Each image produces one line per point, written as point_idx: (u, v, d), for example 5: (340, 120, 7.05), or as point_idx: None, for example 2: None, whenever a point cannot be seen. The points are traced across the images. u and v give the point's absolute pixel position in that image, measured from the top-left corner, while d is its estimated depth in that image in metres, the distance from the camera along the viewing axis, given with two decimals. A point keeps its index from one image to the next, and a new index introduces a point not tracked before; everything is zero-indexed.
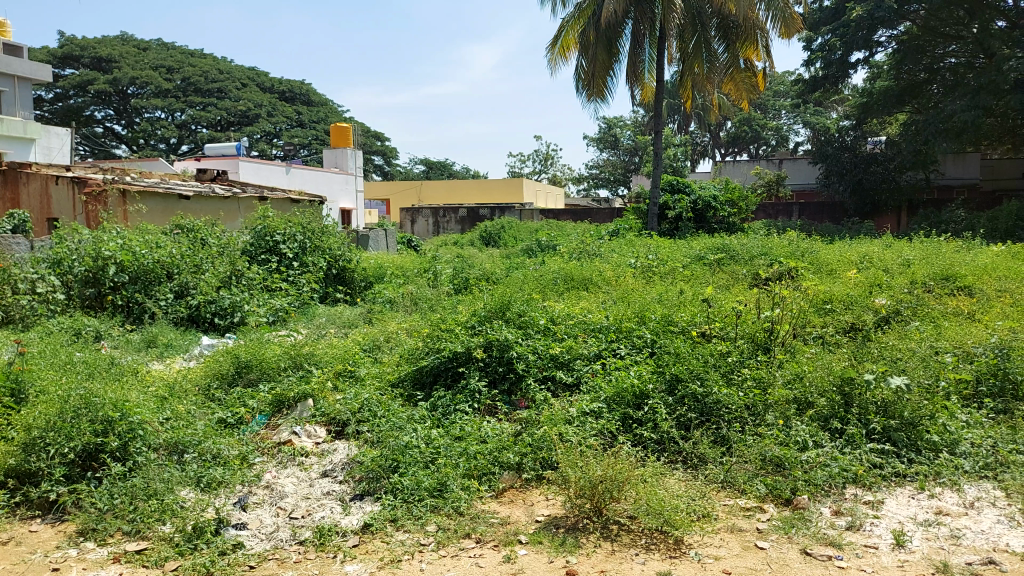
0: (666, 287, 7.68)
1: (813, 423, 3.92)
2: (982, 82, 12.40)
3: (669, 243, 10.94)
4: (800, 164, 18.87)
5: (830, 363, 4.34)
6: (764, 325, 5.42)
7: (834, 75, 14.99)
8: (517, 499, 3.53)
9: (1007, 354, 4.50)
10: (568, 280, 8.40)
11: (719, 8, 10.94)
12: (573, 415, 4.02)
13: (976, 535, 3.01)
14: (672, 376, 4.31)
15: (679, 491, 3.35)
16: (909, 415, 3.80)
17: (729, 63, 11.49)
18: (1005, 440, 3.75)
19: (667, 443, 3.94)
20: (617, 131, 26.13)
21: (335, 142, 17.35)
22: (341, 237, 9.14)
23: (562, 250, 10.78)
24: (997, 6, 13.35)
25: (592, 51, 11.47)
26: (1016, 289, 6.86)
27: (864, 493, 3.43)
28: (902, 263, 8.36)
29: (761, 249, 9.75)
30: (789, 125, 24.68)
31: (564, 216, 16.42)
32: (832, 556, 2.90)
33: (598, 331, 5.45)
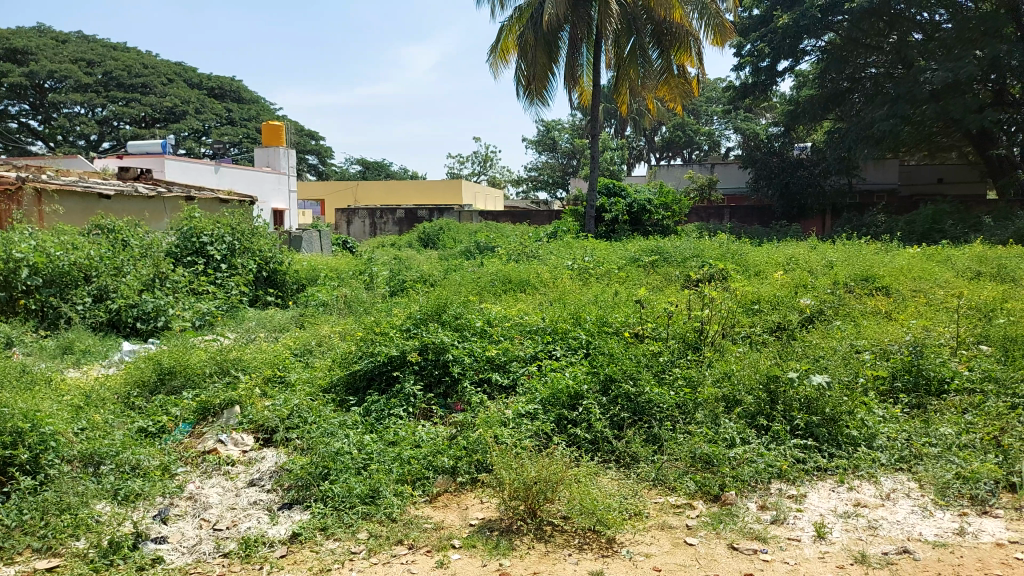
0: (601, 289, 7.75)
1: (740, 421, 4.02)
2: (900, 92, 13.16)
3: (605, 245, 11.07)
4: (730, 169, 19.46)
5: (757, 362, 4.47)
6: (694, 325, 5.55)
7: (763, 82, 15.63)
8: (451, 503, 3.49)
9: (920, 352, 4.73)
10: (505, 282, 8.41)
11: (654, 15, 11.15)
12: (508, 416, 4.01)
13: (893, 525, 3.13)
14: (605, 376, 4.35)
15: (611, 491, 3.38)
16: (830, 411, 3.95)
17: (663, 69, 11.71)
18: (918, 434, 3.93)
19: (601, 442, 3.97)
20: (555, 134, 26.27)
21: (268, 141, 16.90)
22: (272, 238, 8.90)
23: (501, 253, 10.76)
24: (914, 19, 14.01)
25: (531, 54, 11.53)
26: (930, 289, 7.25)
27: (788, 487, 3.54)
28: (825, 264, 8.70)
29: (694, 251, 9.98)
30: (720, 130, 25.40)
31: (503, 217, 16.43)
32: (758, 549, 2.97)
33: (534, 333, 5.45)
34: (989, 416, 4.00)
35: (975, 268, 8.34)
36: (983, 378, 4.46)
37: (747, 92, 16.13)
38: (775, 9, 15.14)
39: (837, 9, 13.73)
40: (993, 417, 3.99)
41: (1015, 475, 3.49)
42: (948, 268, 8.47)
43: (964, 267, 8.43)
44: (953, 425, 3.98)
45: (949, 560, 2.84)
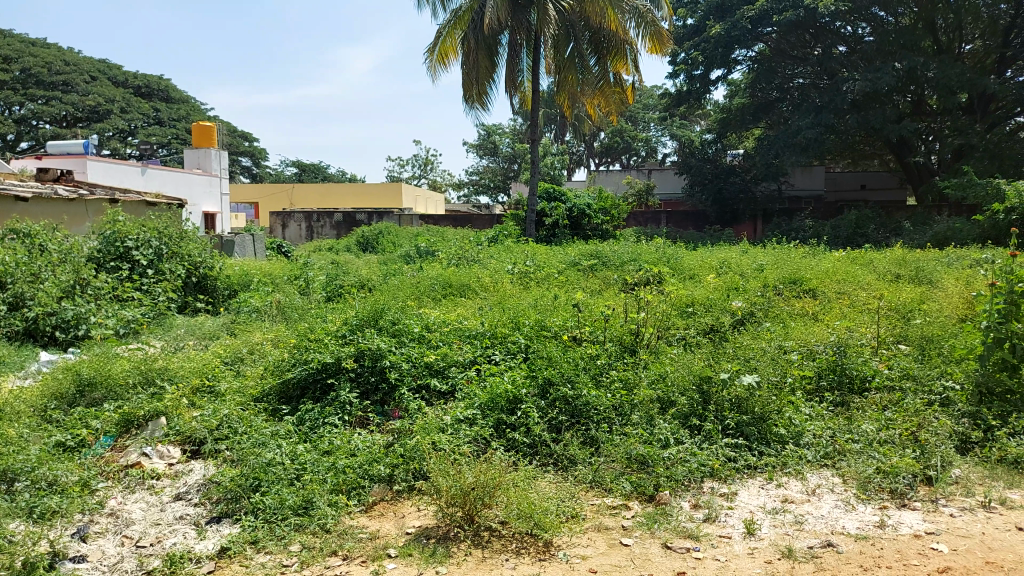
0: (541, 293, 7.79)
1: (674, 421, 4.11)
2: (824, 101, 13.79)
3: (545, 249, 11.14)
4: (667, 175, 19.91)
5: (690, 363, 4.58)
6: (630, 328, 5.64)
7: (697, 90, 16.05)
8: (387, 511, 3.43)
9: (843, 351, 4.92)
10: (445, 286, 8.36)
11: (591, 22, 11.29)
12: (447, 423, 3.97)
13: (817, 519, 3.25)
14: (544, 380, 4.37)
15: (549, 494, 3.39)
16: (759, 410, 4.08)
17: (600, 76, 11.88)
18: (842, 431, 4.09)
19: (539, 446, 3.97)
20: (495, 138, 26.28)
21: (198, 142, 16.36)
22: (203, 242, 8.62)
23: (441, 257, 10.71)
24: (838, 32, 14.59)
25: (472, 58, 11.53)
26: (853, 292, 7.55)
27: (720, 485, 3.63)
28: (756, 268, 9.00)
29: (631, 255, 10.15)
30: (657, 137, 25.97)
31: (444, 221, 16.34)
32: (690, 547, 3.03)
33: (473, 337, 5.42)
34: (908, 413, 4.18)
35: (896, 271, 8.74)
36: (902, 376, 4.67)
37: (682, 99, 16.57)
38: (708, 19, 15.51)
39: (765, 21, 14.20)
40: (911, 413, 4.18)
41: (931, 468, 3.66)
42: (870, 271, 8.86)
43: (885, 270, 8.85)
44: (874, 421, 4.15)
45: (870, 552, 2.95)
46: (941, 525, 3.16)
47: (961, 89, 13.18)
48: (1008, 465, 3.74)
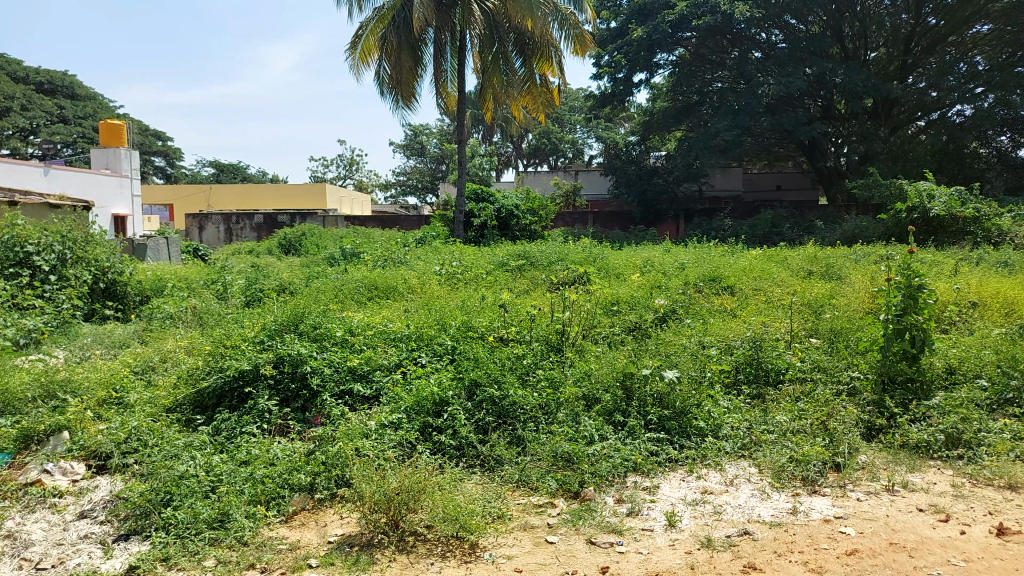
0: (468, 294, 7.77)
1: (598, 418, 4.17)
2: (741, 105, 14.31)
3: (473, 250, 11.12)
4: (593, 176, 20.25)
5: (614, 360, 4.67)
6: (556, 327, 5.70)
7: (621, 93, 16.36)
8: (308, 521, 3.34)
9: (759, 345, 5.11)
10: (371, 289, 8.22)
11: (514, 24, 11.34)
12: (371, 428, 3.87)
13: (735, 509, 3.35)
14: (470, 382, 4.34)
15: (475, 495, 3.37)
16: (680, 405, 4.19)
17: (526, 78, 11.95)
18: (758, 422, 4.24)
19: (465, 448, 3.95)
20: (423, 138, 26.06)
21: (106, 142, 15.55)
22: (111, 246, 8.19)
23: (366, 258, 10.54)
24: (753, 38, 15.13)
25: (394, 58, 11.34)
26: (768, 288, 7.85)
27: (643, 479, 3.70)
28: (677, 266, 9.24)
29: (559, 255, 10.24)
30: (583, 138, 26.35)
31: (370, 223, 16.08)
32: (614, 542, 3.07)
33: (398, 340, 5.34)
34: (818, 403, 4.36)
35: (808, 268, 9.13)
36: (813, 367, 4.87)
37: (606, 101, 16.84)
38: (630, 23, 15.75)
39: (685, 25, 14.58)
40: (821, 403, 4.36)
41: (840, 455, 3.84)
42: (785, 268, 9.23)
43: (798, 266, 9.23)
44: (788, 412, 4.32)
45: (783, 538, 3.06)
46: (848, 509, 3.31)
47: (866, 94, 13.91)
48: (910, 449, 3.96)
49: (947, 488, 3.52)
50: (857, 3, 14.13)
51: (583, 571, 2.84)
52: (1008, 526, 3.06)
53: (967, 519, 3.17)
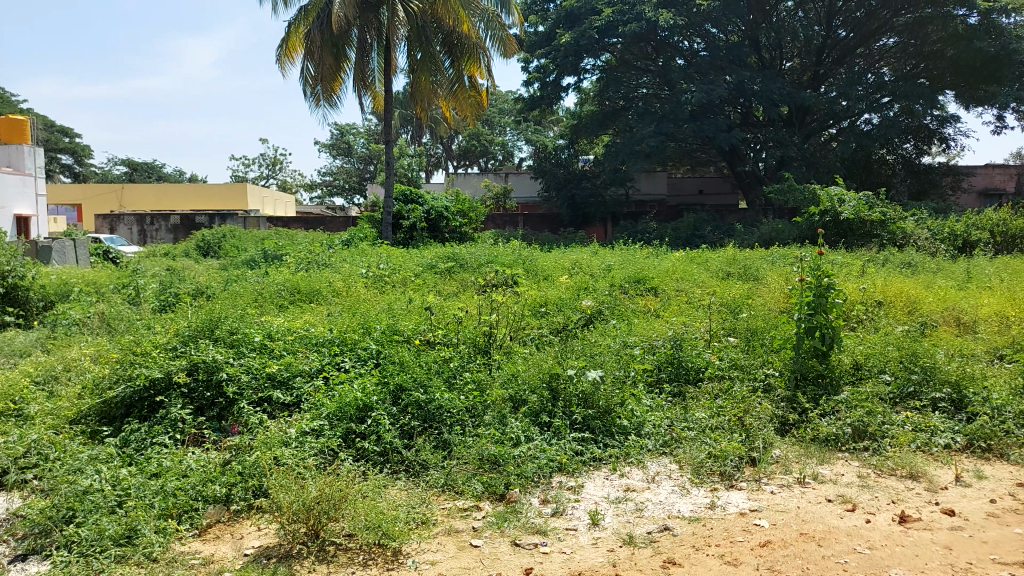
0: (394, 297, 7.67)
1: (525, 419, 4.19)
2: (665, 111, 14.70)
3: (401, 252, 10.98)
4: (523, 179, 20.36)
5: (540, 361, 4.70)
6: (482, 329, 5.69)
7: (550, 96, 16.51)
8: (224, 534, 3.21)
9: (680, 345, 5.23)
10: (293, 293, 8.00)
11: (443, 24, 11.31)
12: (291, 436, 3.75)
13: (656, 505, 3.42)
14: (395, 386, 4.27)
15: (398, 501, 3.33)
16: (604, 404, 4.28)
17: (454, 79, 11.89)
18: (679, 419, 4.36)
19: (390, 453, 3.89)
20: (350, 138, 25.60)
21: (6, 138, 14.61)
22: (10, 249, 7.69)
23: (289, 260, 10.27)
24: (676, 46, 15.42)
25: (317, 54, 11.01)
26: (690, 289, 8.08)
27: (568, 479, 3.74)
28: (604, 268, 9.39)
29: (488, 257, 10.24)
30: (513, 141, 26.46)
31: (295, 224, 15.70)
32: (538, 543, 3.08)
33: (320, 345, 5.20)
34: (736, 400, 4.50)
35: (727, 270, 9.43)
36: (731, 365, 5.03)
37: (535, 104, 16.95)
38: (558, 28, 15.87)
39: (611, 32, 14.81)
40: (738, 400, 4.51)
41: (755, 450, 3.98)
42: (705, 270, 9.51)
43: (718, 268, 9.52)
44: (707, 409, 4.45)
45: (701, 533, 3.14)
46: (762, 502, 3.43)
47: (782, 102, 14.52)
48: (821, 442, 4.13)
49: (854, 479, 3.70)
50: (773, 15, 14.78)
51: (507, 573, 2.83)
52: (908, 514, 3.24)
53: (872, 508, 3.34)
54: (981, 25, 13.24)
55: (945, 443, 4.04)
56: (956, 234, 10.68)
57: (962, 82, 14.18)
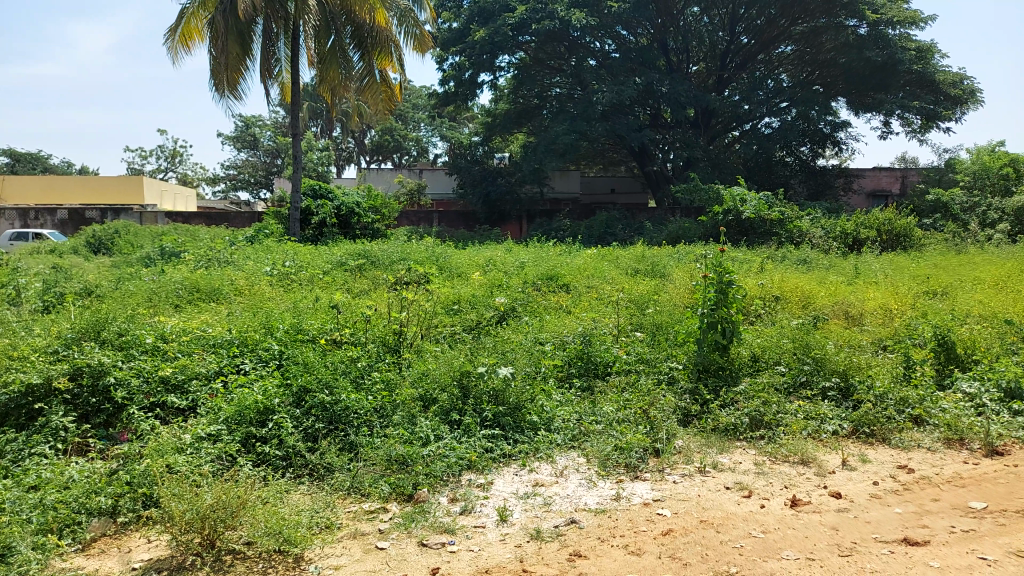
0: (300, 295, 7.43)
1: (435, 418, 4.14)
2: (578, 110, 14.91)
3: (309, 249, 10.64)
4: (438, 175, 20.22)
5: (451, 359, 4.64)
6: (392, 328, 5.60)
7: (464, 93, 16.41)
8: (110, 548, 3.00)
9: (590, 340, 5.31)
10: (192, 291, 7.63)
11: (352, 15, 10.94)
12: (185, 442, 3.54)
13: (563, 499, 3.45)
14: (299, 388, 4.13)
15: (301, 506, 3.20)
16: (513, 400, 4.28)
17: (365, 72, 11.56)
18: (588, 414, 4.42)
19: (293, 457, 3.74)
20: (256, 130, 24.67)
21: None
22: None
23: (188, 257, 9.78)
24: (588, 46, 15.65)
25: (221, 42, 10.52)
26: (600, 286, 8.23)
27: (477, 476, 3.71)
28: (518, 265, 9.42)
29: (400, 255, 10.09)
30: (428, 137, 26.19)
31: (196, 220, 15.00)
32: (445, 542, 3.04)
33: (218, 346, 4.96)
34: (641, 393, 4.62)
35: (636, 267, 9.66)
36: (637, 360, 5.14)
37: (449, 100, 16.85)
38: (471, 24, 15.79)
39: (525, 29, 14.84)
40: (644, 393, 4.62)
41: (659, 441, 4.09)
42: (615, 267, 9.69)
43: (627, 265, 9.74)
44: (614, 403, 4.54)
45: (607, 524, 3.19)
46: (665, 492, 3.53)
47: (688, 104, 15.02)
48: (720, 432, 4.29)
49: (750, 467, 3.85)
50: (680, 20, 15.27)
51: (413, 574, 2.77)
52: (800, 498, 3.40)
53: (766, 493, 3.49)
54: (871, 35, 14.03)
55: (833, 429, 4.28)
56: (847, 233, 11.35)
57: (853, 90, 15.14)
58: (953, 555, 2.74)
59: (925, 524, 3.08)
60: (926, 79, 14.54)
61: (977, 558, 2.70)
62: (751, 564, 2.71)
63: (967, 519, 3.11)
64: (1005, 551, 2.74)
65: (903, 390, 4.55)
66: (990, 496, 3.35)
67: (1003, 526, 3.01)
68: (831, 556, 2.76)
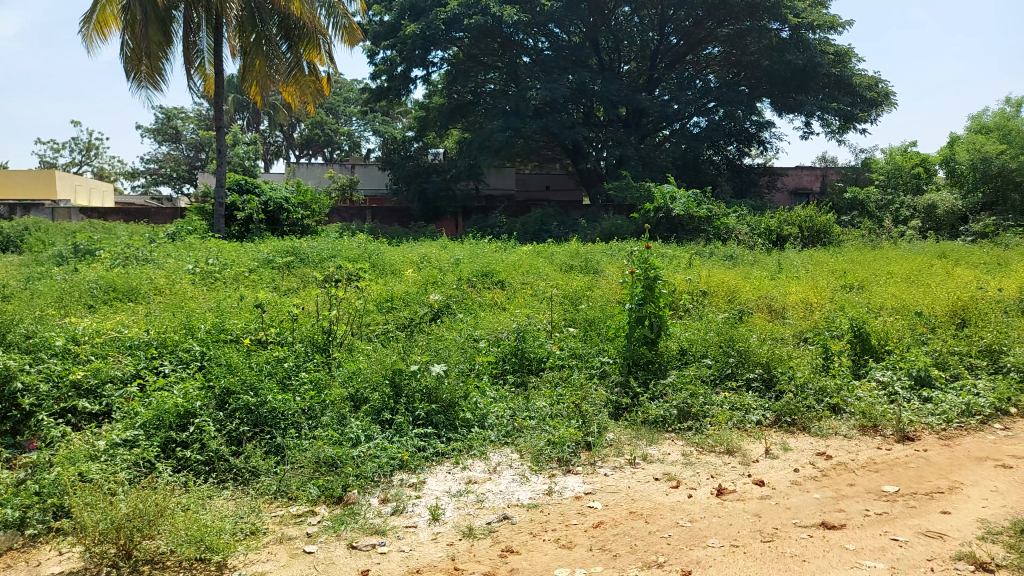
0: (225, 294, 7.19)
1: (366, 418, 4.06)
2: (512, 107, 14.92)
3: (235, 246, 10.31)
4: (370, 171, 19.92)
5: (383, 357, 4.57)
6: (321, 327, 5.48)
7: (397, 88, 16.20)
8: (17, 562, 2.81)
9: (523, 336, 5.33)
10: (107, 291, 7.27)
11: (279, 6, 10.62)
12: (98, 449, 3.36)
13: (496, 495, 3.45)
14: (222, 390, 3.97)
15: (225, 512, 3.07)
16: (446, 398, 4.24)
17: (292, 65, 11.26)
18: (521, 409, 4.43)
19: (216, 462, 3.59)
20: (178, 123, 23.76)
21: None
22: None
23: (104, 255, 9.31)
24: (521, 43, 15.68)
25: (139, 30, 10.02)
26: (534, 283, 8.27)
27: (409, 476, 3.66)
28: (452, 261, 9.37)
29: (331, 252, 9.89)
30: (360, 132, 25.76)
31: (114, 216, 14.32)
32: (376, 543, 2.98)
33: (135, 348, 4.74)
34: (574, 387, 4.65)
35: (569, 263, 9.75)
36: (570, 355, 5.18)
37: (382, 95, 16.61)
38: (403, 19, 15.58)
39: (457, 25, 14.73)
40: (576, 387, 4.66)
41: (590, 435, 4.13)
42: (549, 263, 9.75)
43: (561, 261, 9.82)
44: (547, 397, 4.56)
45: (538, 519, 3.20)
46: (596, 485, 3.57)
47: (620, 103, 15.24)
48: (650, 424, 4.36)
49: (678, 457, 3.94)
50: (611, 19, 15.46)
51: None
52: (725, 487, 3.50)
53: (693, 483, 3.57)
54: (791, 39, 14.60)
55: (757, 419, 4.42)
56: (771, 230, 11.76)
57: (777, 91, 15.40)
58: (868, 537, 2.87)
59: (842, 507, 3.21)
60: (845, 82, 15.20)
61: (890, 539, 2.83)
62: (678, 553, 2.77)
63: (880, 502, 3.26)
64: (914, 532, 2.89)
65: (822, 380, 4.74)
66: (901, 479, 3.52)
67: (913, 508, 3.17)
68: (754, 543, 2.85)
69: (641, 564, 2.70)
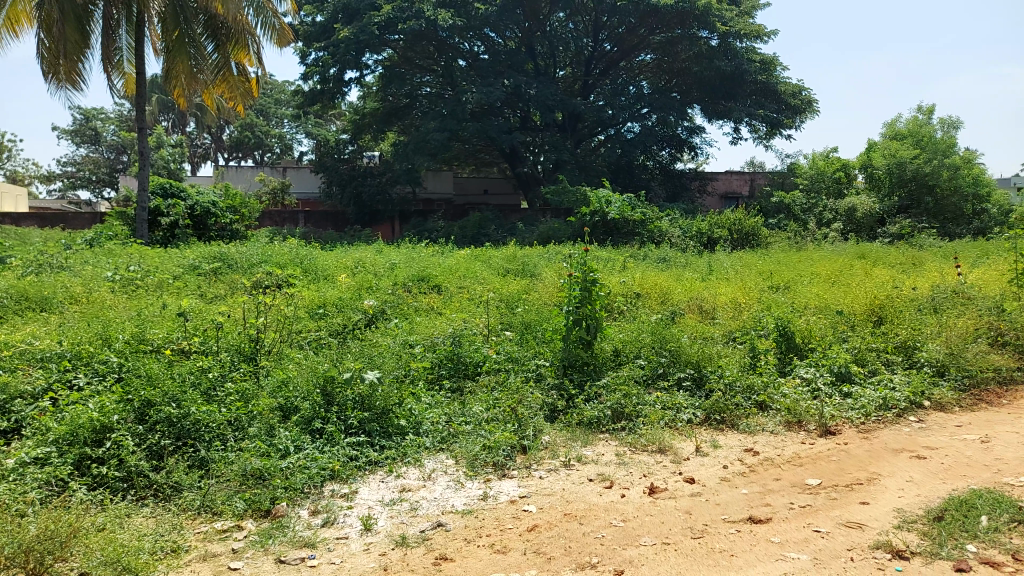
0: (146, 302, 6.90)
1: (295, 428, 3.94)
2: (448, 110, 14.87)
3: (158, 252, 9.91)
4: (303, 174, 19.54)
5: (315, 365, 4.46)
6: (249, 335, 5.32)
7: (331, 90, 15.93)
8: None
9: (459, 341, 5.30)
10: (18, 301, 6.87)
11: (203, 5, 10.27)
12: (5, 469, 3.18)
13: (430, 503, 3.41)
14: (141, 403, 3.79)
15: (144, 531, 2.93)
16: (380, 406, 4.15)
17: (219, 65, 10.91)
18: (456, 415, 4.40)
19: (134, 478, 3.40)
20: (97, 124, 22.83)
21: None
22: None
23: (15, 263, 8.81)
24: (457, 47, 15.66)
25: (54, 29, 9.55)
26: (471, 287, 8.24)
27: (340, 486, 3.58)
28: (387, 266, 9.25)
29: (261, 257, 9.62)
30: (292, 134, 25.22)
31: (27, 221, 13.58)
32: (305, 556, 2.90)
33: (46, 360, 4.49)
34: (510, 391, 4.66)
35: (506, 267, 9.76)
36: (506, 358, 5.17)
37: (316, 98, 16.31)
38: (336, 20, 15.35)
39: (391, 28, 14.61)
40: (512, 391, 4.66)
41: (526, 438, 4.14)
42: (486, 267, 9.75)
43: (498, 265, 9.82)
44: (483, 402, 4.55)
45: (473, 525, 3.18)
46: (531, 488, 3.57)
47: (555, 108, 15.38)
48: (585, 426, 4.40)
49: (612, 458, 3.98)
50: (546, 25, 15.61)
51: None
52: (656, 485, 3.56)
53: (626, 483, 3.62)
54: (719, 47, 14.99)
55: (688, 418, 4.52)
56: (702, 232, 12.06)
57: (707, 97, 15.99)
58: (791, 530, 2.96)
59: (768, 502, 3.31)
60: (771, 89, 15.79)
61: (812, 531, 2.93)
62: (611, 553, 2.80)
63: (804, 495, 3.38)
64: (835, 523, 3.00)
65: (749, 378, 4.88)
66: (823, 472, 3.66)
67: (834, 500, 3.30)
68: (684, 540, 2.90)
69: (574, 565, 2.72)
